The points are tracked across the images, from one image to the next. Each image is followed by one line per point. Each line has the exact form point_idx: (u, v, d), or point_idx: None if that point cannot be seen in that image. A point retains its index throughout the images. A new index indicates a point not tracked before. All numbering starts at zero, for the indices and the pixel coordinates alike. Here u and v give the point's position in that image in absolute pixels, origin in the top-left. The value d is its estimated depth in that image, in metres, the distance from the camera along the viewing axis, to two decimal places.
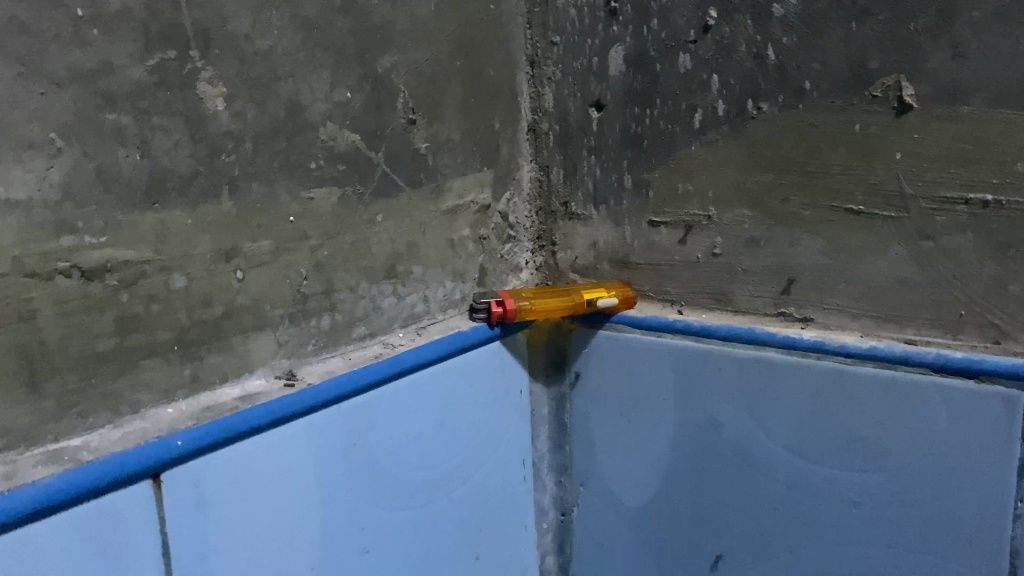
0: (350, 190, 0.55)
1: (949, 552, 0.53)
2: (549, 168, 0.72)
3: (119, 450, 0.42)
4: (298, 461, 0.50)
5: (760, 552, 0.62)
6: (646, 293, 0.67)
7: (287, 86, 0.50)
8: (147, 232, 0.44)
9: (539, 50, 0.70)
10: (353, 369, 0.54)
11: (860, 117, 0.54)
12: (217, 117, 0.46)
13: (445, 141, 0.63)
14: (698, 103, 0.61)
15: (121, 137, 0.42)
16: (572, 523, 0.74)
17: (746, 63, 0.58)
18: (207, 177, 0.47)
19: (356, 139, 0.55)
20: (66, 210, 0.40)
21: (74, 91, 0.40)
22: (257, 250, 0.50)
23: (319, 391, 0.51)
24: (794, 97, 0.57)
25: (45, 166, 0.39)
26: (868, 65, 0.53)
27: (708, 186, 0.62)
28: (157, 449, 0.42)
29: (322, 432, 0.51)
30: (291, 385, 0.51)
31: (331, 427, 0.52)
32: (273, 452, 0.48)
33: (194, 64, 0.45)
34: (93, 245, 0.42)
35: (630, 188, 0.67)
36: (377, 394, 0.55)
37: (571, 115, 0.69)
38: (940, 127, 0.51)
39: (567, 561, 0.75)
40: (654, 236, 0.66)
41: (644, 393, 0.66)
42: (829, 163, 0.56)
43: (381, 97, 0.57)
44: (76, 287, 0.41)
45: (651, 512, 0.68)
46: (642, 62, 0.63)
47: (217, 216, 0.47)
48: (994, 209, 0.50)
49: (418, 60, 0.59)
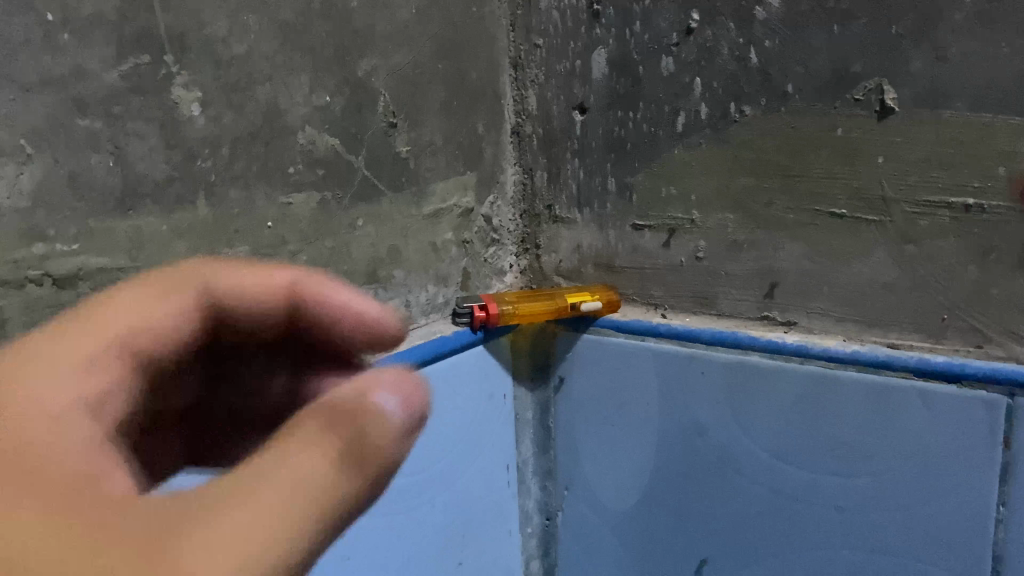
0: (329, 194, 0.55)
1: (932, 556, 0.53)
2: (533, 170, 0.72)
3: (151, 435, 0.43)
4: None
5: (744, 556, 0.61)
6: (631, 297, 0.67)
7: (264, 90, 0.50)
8: (121, 239, 0.43)
9: (523, 52, 0.70)
10: None
11: (842, 120, 0.54)
12: (193, 121, 0.46)
13: (427, 144, 0.63)
14: (682, 106, 0.61)
15: (94, 143, 0.41)
16: (557, 528, 0.74)
17: (729, 66, 0.58)
18: (183, 183, 0.46)
19: (336, 143, 0.55)
20: (37, 216, 0.40)
21: (45, 97, 0.39)
22: (234, 256, 0.49)
23: None
24: (777, 100, 0.56)
25: (15, 173, 0.38)
26: (851, 68, 0.53)
27: (691, 189, 0.62)
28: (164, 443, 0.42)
29: None
30: None
31: None
32: None
33: (169, 69, 0.44)
34: (65, 253, 0.41)
35: (614, 192, 0.66)
36: None
37: (555, 117, 0.69)
38: (922, 131, 0.51)
39: (552, 565, 0.75)
40: (638, 239, 0.66)
41: (629, 397, 0.66)
42: (813, 166, 0.56)
43: (361, 101, 0.56)
44: (47, 295, 0.41)
45: (636, 517, 0.68)
46: (626, 65, 0.63)
47: (193, 221, 0.47)
48: (976, 213, 0.50)
49: (399, 63, 0.59)
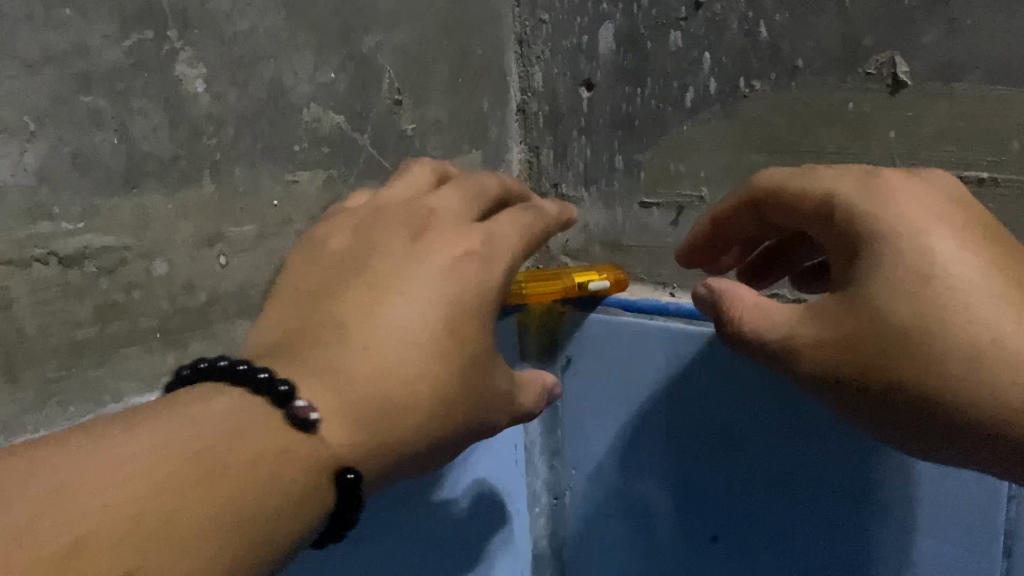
0: (335, 172, 0.55)
1: (943, 533, 0.53)
2: (539, 149, 0.71)
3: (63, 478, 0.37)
4: None
5: (752, 533, 0.62)
6: (638, 275, 0.67)
7: (268, 67, 0.49)
8: (126, 218, 0.43)
9: (528, 28, 0.69)
10: None
11: (854, 95, 0.53)
12: (197, 99, 0.45)
13: (432, 122, 0.62)
14: (690, 82, 0.60)
15: (98, 120, 0.41)
16: (564, 507, 0.74)
17: (738, 40, 0.57)
18: (188, 161, 0.45)
19: (341, 121, 0.54)
20: (41, 194, 0.39)
21: (48, 73, 0.39)
22: (240, 235, 0.49)
23: None
24: (787, 74, 0.55)
25: (20, 151, 0.38)
26: (863, 41, 0.52)
27: (699, 166, 0.61)
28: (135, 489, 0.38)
29: None
30: None
31: None
32: None
33: (173, 45, 0.44)
34: (70, 231, 0.41)
35: (621, 170, 0.66)
36: None
37: (561, 95, 0.68)
38: (935, 105, 0.51)
39: (560, 545, 0.76)
40: (645, 218, 0.65)
41: (637, 377, 0.66)
42: (823, 142, 0.55)
43: (366, 77, 0.56)
44: (53, 274, 0.40)
45: (644, 496, 0.68)
46: (633, 40, 0.62)
47: (199, 200, 0.46)
48: (990, 187, 0.50)
49: (403, 39, 0.58)
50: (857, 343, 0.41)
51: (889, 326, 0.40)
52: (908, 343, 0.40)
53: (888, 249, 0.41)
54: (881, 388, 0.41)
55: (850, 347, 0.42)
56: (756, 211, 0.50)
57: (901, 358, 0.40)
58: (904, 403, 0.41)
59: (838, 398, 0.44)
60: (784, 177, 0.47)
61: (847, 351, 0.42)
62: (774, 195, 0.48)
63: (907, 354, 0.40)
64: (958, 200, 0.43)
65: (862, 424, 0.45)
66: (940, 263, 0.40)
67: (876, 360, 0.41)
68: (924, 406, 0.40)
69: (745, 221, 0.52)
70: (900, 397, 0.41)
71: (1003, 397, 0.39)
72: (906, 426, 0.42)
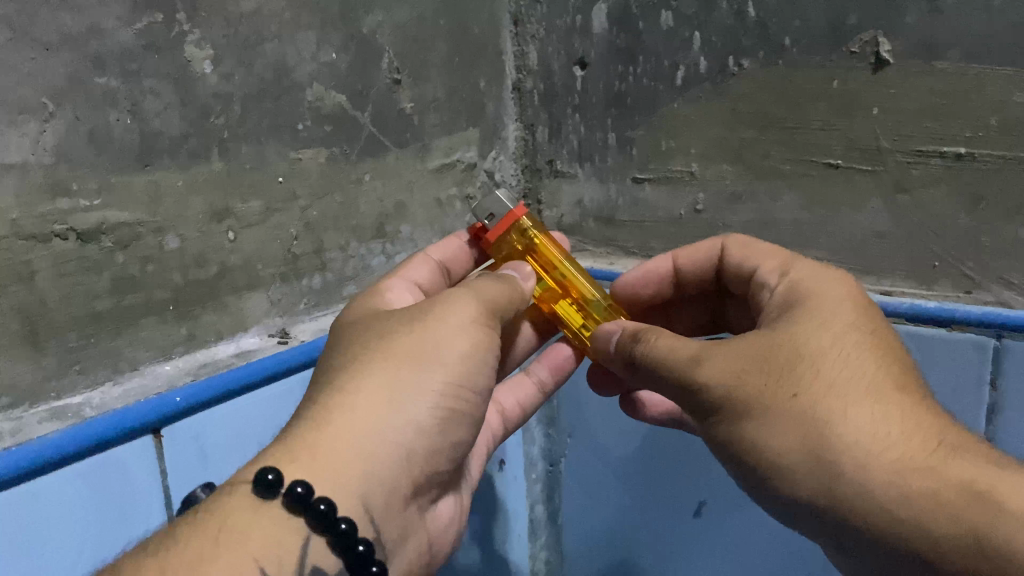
0: (338, 149, 0.56)
1: None
2: (534, 126, 0.74)
3: (44, 432, 0.41)
4: (220, 438, 0.49)
5: (738, 498, 0.63)
6: (632, 250, 0.70)
7: (273, 47, 0.50)
8: (140, 193, 0.45)
9: (523, 8, 0.71)
10: (266, 355, 0.52)
11: (839, 73, 0.55)
12: (206, 78, 0.47)
13: (431, 100, 0.64)
14: (680, 61, 0.62)
15: (112, 101, 0.42)
16: (560, 473, 0.79)
17: (727, 20, 0.59)
18: (198, 139, 0.47)
19: (343, 99, 0.56)
20: (61, 171, 0.41)
21: (65, 55, 0.40)
22: (248, 210, 0.51)
23: (248, 371, 0.50)
24: (774, 53, 0.57)
25: (38, 131, 0.40)
26: (847, 20, 0.54)
27: (690, 142, 0.63)
28: (82, 434, 0.41)
29: (216, 424, 0.48)
30: (241, 355, 0.52)
31: (221, 422, 0.49)
32: (177, 438, 0.46)
33: (182, 26, 0.45)
34: (88, 207, 0.43)
35: (614, 145, 0.68)
36: (242, 400, 0.50)
37: (555, 73, 0.71)
38: (916, 82, 0.52)
39: (556, 509, 0.80)
40: (638, 193, 0.68)
41: None
42: (810, 119, 0.57)
43: (366, 57, 0.57)
44: (73, 249, 0.42)
45: (635, 464, 0.70)
46: (626, 19, 0.64)
47: (208, 176, 0.48)
48: (968, 161, 0.52)
49: (402, 19, 0.60)
50: (754, 362, 0.39)
51: (786, 352, 0.39)
52: (811, 361, 0.39)
53: (824, 317, 0.41)
54: (766, 404, 0.38)
55: (760, 357, 0.40)
56: (722, 281, 0.56)
57: (804, 377, 0.38)
58: (781, 426, 0.37)
59: (728, 412, 0.39)
60: (743, 247, 0.52)
61: (751, 369, 0.39)
62: (722, 244, 0.54)
63: (812, 374, 0.38)
64: (862, 306, 0.42)
65: (729, 467, 0.42)
66: (852, 325, 0.41)
67: (780, 375, 0.38)
68: (801, 431, 0.37)
69: (704, 278, 0.57)
70: (803, 395, 0.37)
71: (878, 446, 0.35)
72: (777, 470, 0.38)
